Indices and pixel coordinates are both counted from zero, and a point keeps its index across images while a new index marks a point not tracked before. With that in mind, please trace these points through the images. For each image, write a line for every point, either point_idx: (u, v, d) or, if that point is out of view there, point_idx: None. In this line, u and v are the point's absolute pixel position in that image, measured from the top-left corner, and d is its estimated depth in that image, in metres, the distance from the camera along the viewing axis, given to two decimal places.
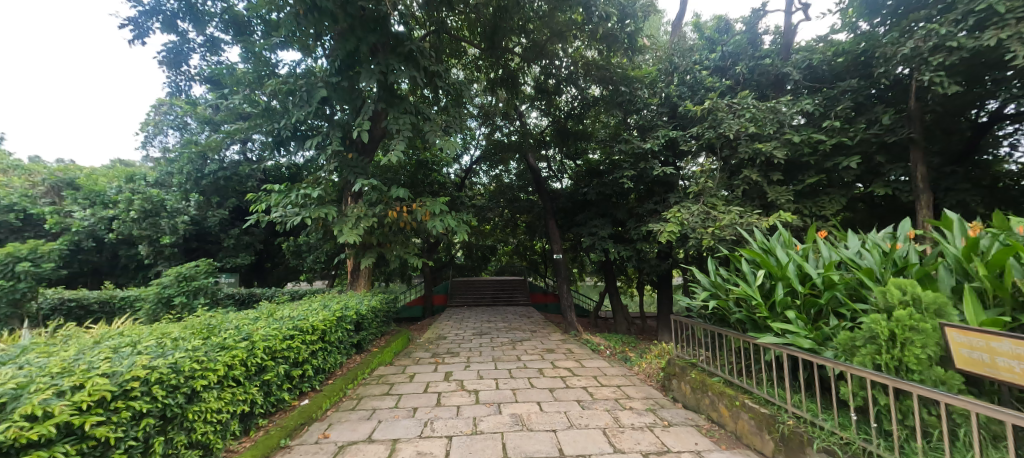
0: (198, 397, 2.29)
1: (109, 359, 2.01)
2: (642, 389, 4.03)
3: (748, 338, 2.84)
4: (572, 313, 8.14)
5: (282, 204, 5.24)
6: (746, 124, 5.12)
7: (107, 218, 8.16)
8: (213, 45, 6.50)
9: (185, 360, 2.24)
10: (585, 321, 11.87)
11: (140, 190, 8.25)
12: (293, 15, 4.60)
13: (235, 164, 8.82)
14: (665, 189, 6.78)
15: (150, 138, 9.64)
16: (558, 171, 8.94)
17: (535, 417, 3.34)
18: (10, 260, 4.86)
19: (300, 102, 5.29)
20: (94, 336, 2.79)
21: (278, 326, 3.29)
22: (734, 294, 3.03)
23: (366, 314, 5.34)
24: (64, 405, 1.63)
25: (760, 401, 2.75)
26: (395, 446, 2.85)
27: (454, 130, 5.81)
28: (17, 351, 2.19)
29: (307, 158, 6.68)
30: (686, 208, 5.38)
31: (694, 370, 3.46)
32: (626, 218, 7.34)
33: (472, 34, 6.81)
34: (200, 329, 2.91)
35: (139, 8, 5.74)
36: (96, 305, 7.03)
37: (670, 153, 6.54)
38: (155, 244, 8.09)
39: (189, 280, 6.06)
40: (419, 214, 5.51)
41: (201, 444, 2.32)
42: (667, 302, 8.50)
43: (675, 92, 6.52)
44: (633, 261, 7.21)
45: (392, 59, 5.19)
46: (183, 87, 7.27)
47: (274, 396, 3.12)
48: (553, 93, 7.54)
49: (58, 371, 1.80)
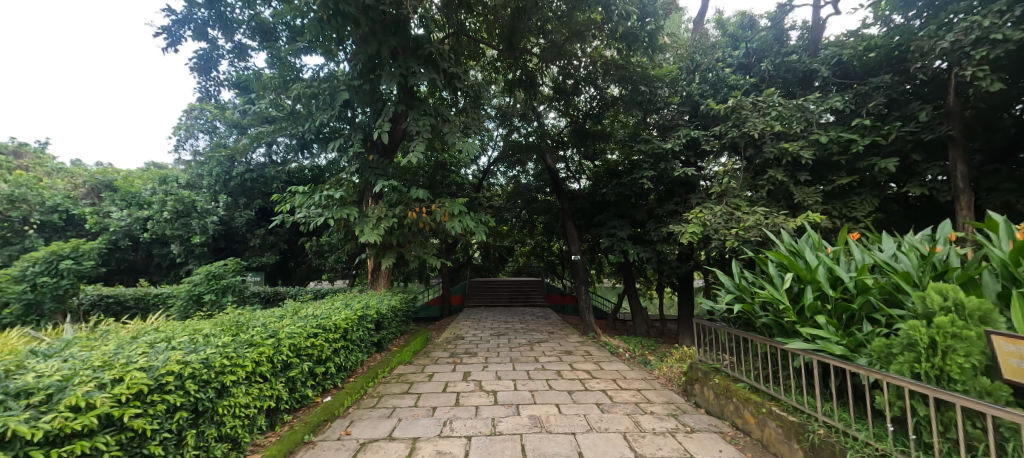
0: (228, 392, 2.37)
1: (146, 354, 2.09)
2: (662, 394, 3.96)
3: (775, 343, 2.75)
4: (590, 315, 8.08)
5: (306, 204, 5.39)
6: (772, 122, 4.96)
7: (142, 218, 8.53)
8: (240, 51, 6.73)
9: (216, 356, 2.31)
10: (603, 323, 11.74)
11: (172, 191, 8.62)
12: (318, 20, 4.70)
13: (261, 167, 9.09)
14: (686, 189, 6.64)
15: (181, 142, 10.00)
16: (577, 171, 8.85)
17: (554, 419, 3.32)
18: (54, 258, 5.13)
19: (323, 105, 5.42)
20: (131, 331, 2.91)
21: (302, 324, 3.37)
22: (760, 298, 2.94)
23: (386, 314, 5.41)
24: (105, 397, 1.70)
25: (788, 409, 2.68)
26: (415, 445, 2.88)
27: (473, 132, 5.84)
28: (63, 345, 2.31)
29: (329, 159, 6.83)
30: (709, 209, 5.26)
31: (718, 376, 3.38)
32: (646, 219, 7.23)
33: (489, 36, 6.83)
34: (229, 325, 3.01)
35: (172, 17, 6.01)
36: (132, 301, 7.34)
37: (692, 153, 6.42)
38: (186, 244, 8.42)
39: (218, 279, 6.28)
40: (438, 214, 5.59)
41: (230, 438, 2.41)
42: (688, 304, 8.34)
43: (696, 90, 6.37)
44: (653, 262, 7.10)
45: (412, 63, 5.26)
46: (212, 92, 7.54)
47: (298, 392, 3.20)
48: (571, 93, 7.52)
49: (99, 364, 1.88)
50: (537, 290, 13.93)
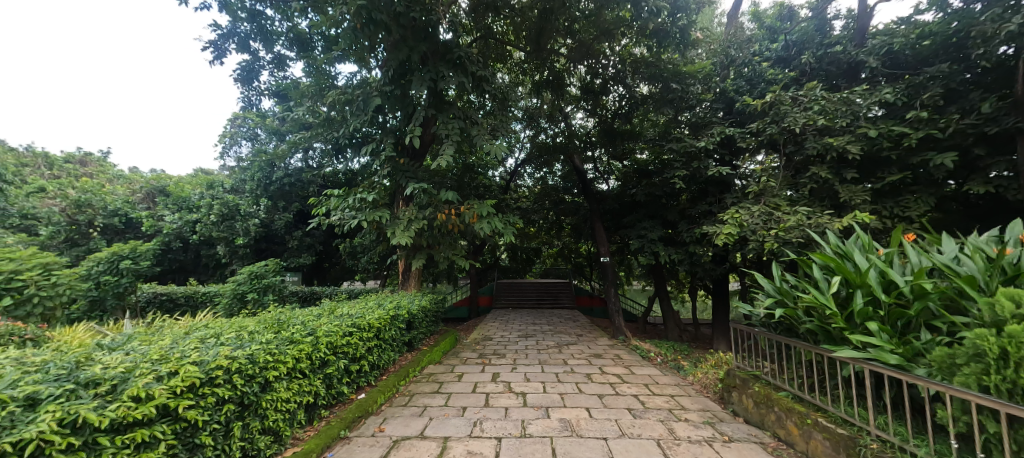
0: (271, 387, 2.49)
1: (198, 349, 2.23)
2: (697, 401, 3.83)
3: (821, 351, 2.61)
4: (620, 318, 7.94)
5: (341, 207, 5.57)
6: (815, 117, 4.71)
7: (192, 221, 9.07)
8: (280, 62, 7.07)
9: (260, 352, 2.42)
10: (633, 327, 11.50)
11: (219, 195, 9.12)
12: (351, 29, 4.84)
13: (298, 172, 9.47)
14: (720, 189, 6.42)
15: (225, 149, 10.56)
16: (605, 172, 8.82)
17: (585, 423, 3.28)
18: (116, 258, 5.54)
19: (357, 111, 5.60)
20: (184, 327, 3.10)
21: (338, 323, 3.49)
22: (804, 302, 2.79)
23: (416, 314, 5.52)
24: (162, 389, 1.81)
25: (836, 420, 2.53)
26: (446, 444, 2.92)
27: (501, 133, 5.87)
28: (125, 339, 2.48)
29: (362, 164, 7.05)
30: (745, 209, 5.05)
31: (758, 384, 3.24)
32: (678, 220, 7.02)
33: (516, 38, 6.85)
34: (271, 323, 3.15)
35: (218, 32, 6.40)
36: (182, 298, 7.81)
37: (726, 151, 6.20)
38: (231, 245, 8.90)
39: (260, 278, 6.60)
40: (468, 216, 5.67)
41: (272, 431, 2.52)
42: (723, 308, 8.04)
43: (730, 86, 6.16)
44: (685, 264, 6.89)
45: (442, 67, 5.35)
46: (254, 101, 7.93)
47: (335, 389, 3.31)
48: (600, 92, 7.44)
49: (157, 358, 2.00)
50: (566, 292, 13.82)
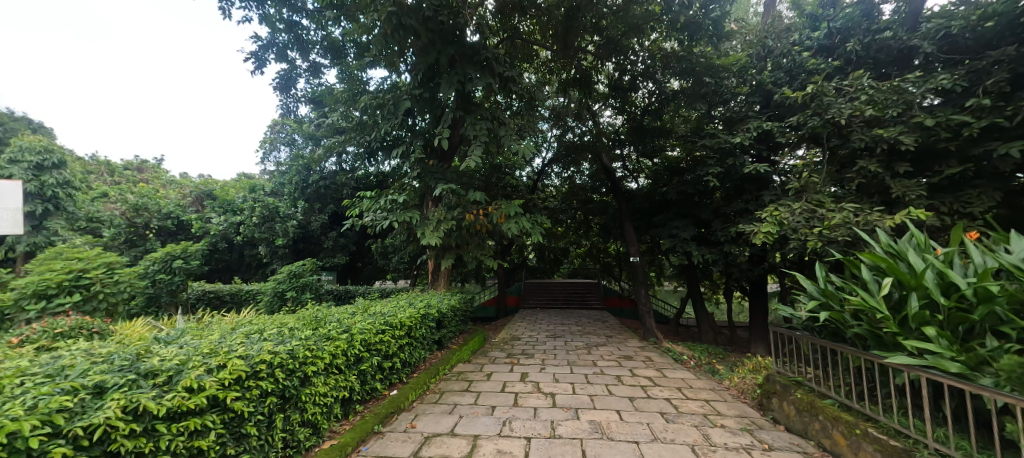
0: (310, 381, 2.60)
1: (243, 343, 2.35)
2: (734, 406, 3.68)
3: (872, 357, 2.46)
4: (651, 319, 7.76)
5: (373, 208, 5.74)
6: (862, 107, 4.43)
7: (236, 223, 9.57)
8: (315, 69, 7.36)
9: (300, 347, 2.53)
10: (664, 328, 11.21)
11: (260, 198, 9.58)
12: (382, 34, 4.97)
13: (332, 175, 9.81)
14: (757, 186, 6.16)
15: (266, 154, 11.08)
16: (635, 170, 8.58)
17: (616, 426, 3.23)
18: (169, 257, 5.93)
19: (388, 115, 5.75)
20: (231, 323, 3.28)
21: (371, 321, 3.59)
22: (851, 305, 2.63)
23: (446, 313, 5.60)
24: (213, 380, 1.92)
25: (888, 432, 2.38)
26: (476, 443, 2.94)
27: (528, 133, 5.86)
28: (180, 333, 2.65)
29: (393, 166, 7.23)
30: (785, 207, 4.83)
31: (800, 391, 3.09)
32: (712, 219, 6.79)
33: (543, 37, 6.84)
34: (309, 320, 3.28)
35: (258, 43, 6.73)
36: (228, 296, 8.27)
37: (764, 147, 5.95)
38: (271, 245, 9.33)
39: (298, 277, 6.89)
40: (495, 216, 5.71)
41: (311, 423, 2.63)
42: (761, 310, 7.71)
43: (768, 78, 5.87)
44: (720, 265, 6.66)
45: (469, 69, 5.41)
46: (291, 108, 8.28)
47: (369, 385, 3.41)
48: (629, 89, 7.30)
49: (207, 351, 2.13)
50: (594, 293, 13.65)
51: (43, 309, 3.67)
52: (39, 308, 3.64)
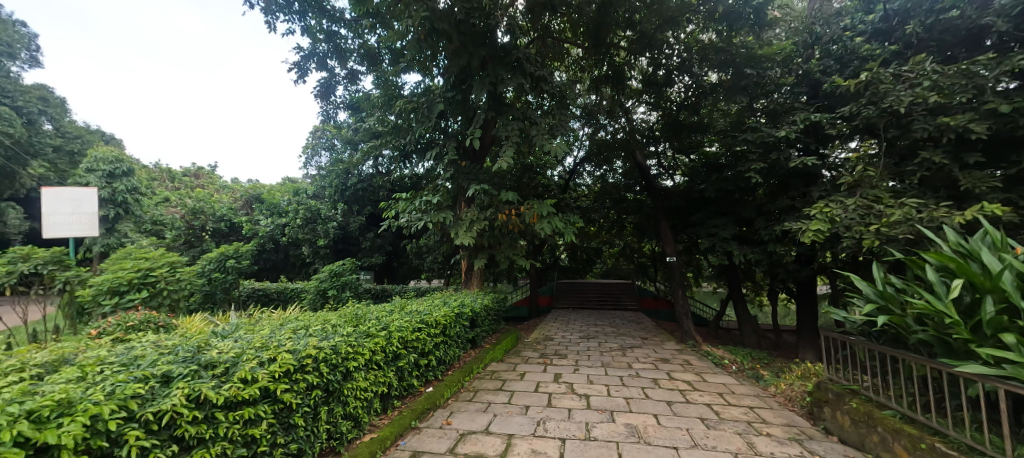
0: (352, 376, 2.70)
1: (291, 339, 2.47)
2: (781, 414, 3.50)
3: (939, 365, 2.27)
4: (688, 321, 7.52)
5: (408, 210, 5.89)
6: (925, 93, 4.08)
7: (281, 224, 10.10)
8: (353, 76, 7.65)
9: (342, 343, 2.63)
10: (703, 331, 10.82)
11: (304, 201, 10.06)
12: (416, 40, 5.10)
13: (369, 178, 10.14)
14: (804, 182, 5.83)
15: (309, 159, 11.62)
16: (670, 167, 8.34)
17: (653, 431, 3.15)
18: (223, 257, 6.34)
19: (422, 118, 5.89)
20: (278, 319, 3.46)
21: (408, 319, 3.68)
22: (915, 308, 2.44)
23: (479, 312, 5.66)
24: (264, 373, 2.04)
25: (957, 447, 2.19)
26: (511, 442, 2.96)
27: (560, 133, 5.81)
28: (234, 328, 2.83)
29: (427, 168, 7.39)
30: (837, 203, 4.54)
31: (856, 400, 2.90)
32: (755, 217, 6.48)
33: (574, 35, 6.78)
34: (350, 317, 3.41)
35: (301, 53, 7.07)
36: (275, 294, 8.74)
37: (812, 139, 5.63)
38: (314, 246, 9.79)
39: (339, 276, 7.20)
40: (528, 216, 5.71)
41: (353, 417, 2.73)
42: (809, 314, 7.28)
43: (816, 66, 5.59)
44: (764, 265, 6.36)
45: (501, 70, 5.43)
46: (331, 114, 8.64)
47: (406, 381, 3.49)
48: (663, 84, 7.09)
49: (259, 345, 2.26)
50: (629, 293, 13.39)
51: (118, 304, 4.04)
52: (114, 302, 4.01)
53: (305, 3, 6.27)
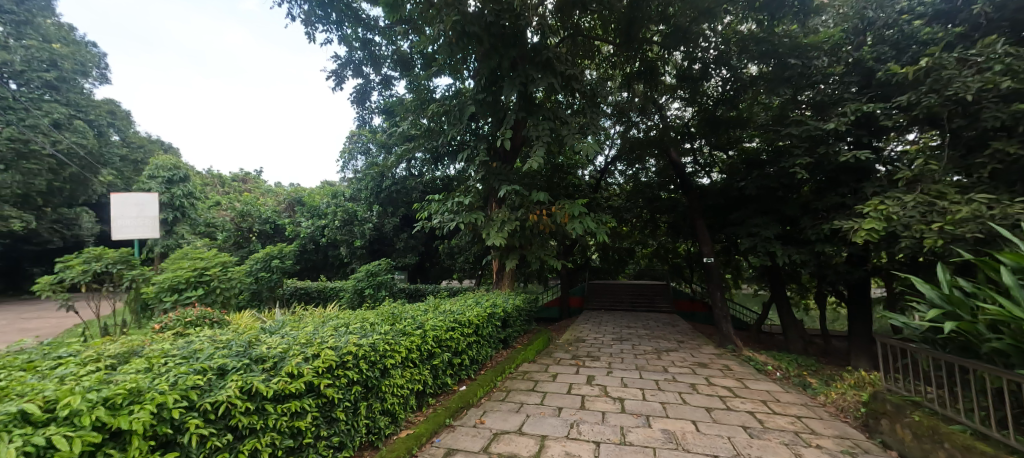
0: (389, 373, 2.78)
1: (333, 336, 2.57)
2: (832, 425, 3.30)
3: (1019, 378, 2.07)
4: (727, 324, 7.22)
5: (441, 211, 5.99)
6: (996, 78, 3.71)
7: (320, 226, 10.53)
8: (386, 81, 7.88)
9: (380, 341, 2.71)
10: (744, 334, 10.35)
11: (341, 204, 10.44)
12: (448, 44, 5.19)
13: (403, 180, 10.38)
14: (856, 177, 5.48)
15: (346, 163, 12.04)
16: (707, 165, 8.06)
17: (692, 437, 3.05)
18: (269, 257, 6.69)
19: (454, 120, 5.97)
20: (319, 317, 3.60)
21: (443, 318, 3.75)
22: (989, 315, 2.24)
23: (511, 313, 5.68)
24: (309, 368, 2.13)
25: None
26: (543, 443, 2.95)
27: (591, 131, 5.72)
28: (280, 324, 2.97)
29: (459, 169, 7.50)
30: (893, 200, 4.24)
31: (919, 413, 2.70)
32: (800, 216, 6.13)
33: (605, 32, 6.69)
34: (387, 316, 3.50)
35: (338, 61, 7.36)
36: (315, 292, 9.12)
37: (864, 132, 5.28)
38: (350, 247, 10.14)
39: (375, 275, 7.42)
40: (559, 216, 5.67)
41: (390, 413, 2.80)
42: (862, 319, 6.81)
43: (868, 53, 5.20)
44: (811, 266, 6.03)
45: (531, 70, 5.44)
46: (366, 119, 8.93)
47: (440, 379, 3.55)
48: (699, 78, 6.86)
49: (304, 342, 2.36)
50: (663, 295, 13.02)
51: (177, 300, 4.37)
52: (173, 299, 4.34)
53: (342, 13, 6.52)
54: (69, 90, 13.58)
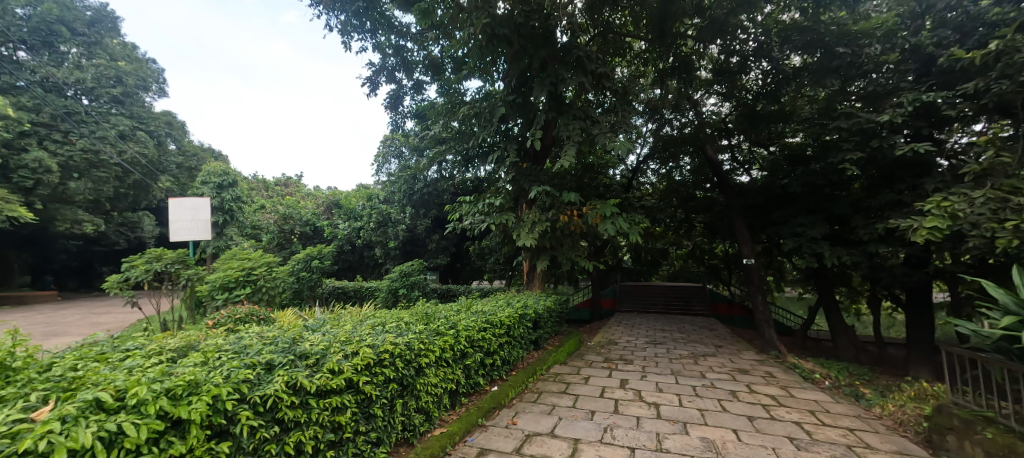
0: (424, 372, 2.83)
1: (371, 334, 2.65)
2: (890, 439, 3.08)
3: None
4: (769, 329, 6.88)
5: (472, 212, 6.04)
6: None
7: (356, 227, 10.87)
8: (418, 86, 8.05)
9: (415, 340, 2.77)
10: (787, 340, 9.83)
11: (376, 206, 10.75)
12: (478, 46, 5.24)
13: (434, 182, 10.58)
14: (914, 172, 5.09)
15: (380, 167, 12.37)
16: (745, 162, 7.73)
17: (733, 447, 2.93)
18: (309, 257, 6.99)
19: (485, 122, 6.01)
20: (357, 316, 3.72)
21: (475, 318, 3.78)
22: None
23: (542, 314, 5.66)
24: (348, 365, 2.20)
25: None
26: (577, 446, 2.92)
27: (623, 130, 5.60)
28: (321, 322, 3.10)
29: (489, 170, 7.55)
30: (959, 196, 3.91)
31: (991, 430, 2.48)
32: (850, 214, 5.75)
33: (637, 28, 6.55)
34: (421, 316, 3.57)
35: (372, 68, 7.59)
36: (352, 292, 9.44)
37: (924, 123, 4.89)
38: (385, 248, 10.42)
39: (408, 275, 7.58)
40: (590, 217, 5.59)
41: (424, 411, 2.86)
42: (922, 326, 6.31)
43: (927, 39, 4.80)
44: (863, 268, 5.65)
45: (561, 70, 5.41)
46: (399, 123, 9.15)
47: (473, 379, 3.59)
48: (737, 72, 6.60)
49: (344, 340, 2.44)
50: (699, 298, 12.58)
51: (227, 298, 4.64)
52: (224, 297, 4.62)
53: (375, 21, 6.71)
54: (132, 104, 14.65)
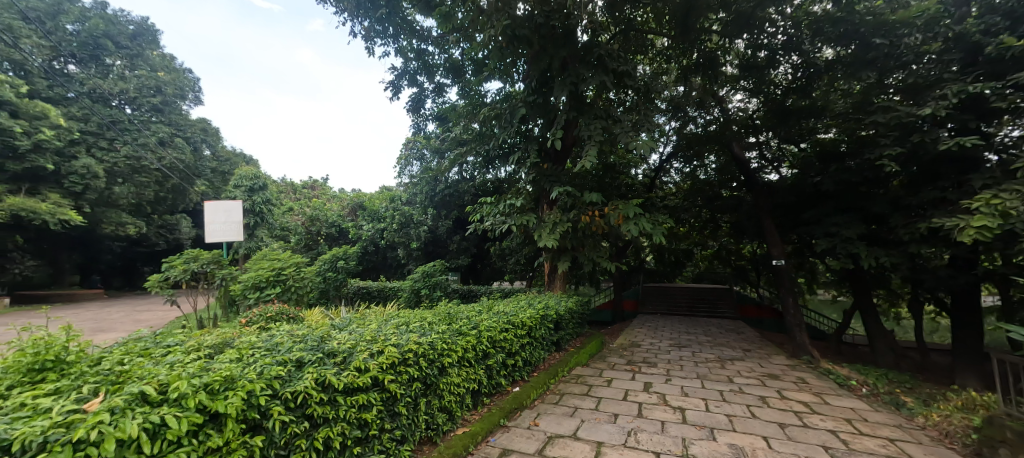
0: (447, 372, 2.86)
1: (396, 333, 2.70)
2: (936, 451, 2.91)
3: None
4: (801, 333, 6.63)
5: (493, 213, 6.07)
6: None
7: (380, 228, 11.08)
8: (439, 89, 8.15)
9: (438, 340, 2.80)
10: (820, 345, 9.45)
11: (399, 208, 10.93)
12: (499, 48, 5.28)
13: (456, 184, 10.67)
14: (960, 168, 4.81)
15: (402, 169, 12.58)
16: (774, 159, 7.28)
17: (764, 455, 2.83)
18: (335, 258, 7.17)
19: (505, 123, 6.03)
20: (382, 315, 3.79)
21: (497, 319, 3.79)
22: None
23: (564, 315, 5.63)
24: (374, 364, 2.25)
25: None
26: (600, 449, 2.89)
27: (645, 128, 5.50)
28: (347, 321, 3.17)
29: (510, 171, 7.55)
30: (1010, 193, 3.67)
31: None
32: (889, 213, 5.48)
33: (660, 24, 6.44)
34: (444, 316, 3.61)
35: (395, 72, 7.73)
36: (376, 292, 9.63)
37: (970, 116, 4.61)
38: (408, 248, 10.58)
39: (431, 276, 7.67)
40: (612, 217, 5.52)
41: (448, 410, 2.89)
42: (969, 331, 5.94)
43: (973, 26, 4.53)
44: (903, 270, 5.38)
45: (582, 69, 5.37)
46: (421, 126, 9.29)
47: (495, 380, 3.60)
48: (765, 67, 6.40)
49: (370, 338, 2.50)
50: (726, 300, 12.23)
51: (259, 297, 4.82)
52: (256, 296, 4.81)
53: (398, 26, 6.82)
54: (170, 112, 15.48)
